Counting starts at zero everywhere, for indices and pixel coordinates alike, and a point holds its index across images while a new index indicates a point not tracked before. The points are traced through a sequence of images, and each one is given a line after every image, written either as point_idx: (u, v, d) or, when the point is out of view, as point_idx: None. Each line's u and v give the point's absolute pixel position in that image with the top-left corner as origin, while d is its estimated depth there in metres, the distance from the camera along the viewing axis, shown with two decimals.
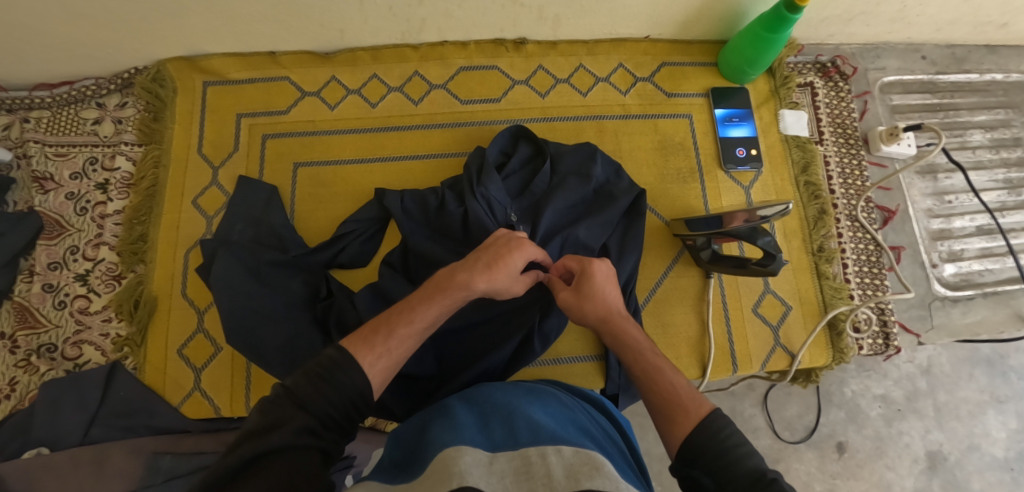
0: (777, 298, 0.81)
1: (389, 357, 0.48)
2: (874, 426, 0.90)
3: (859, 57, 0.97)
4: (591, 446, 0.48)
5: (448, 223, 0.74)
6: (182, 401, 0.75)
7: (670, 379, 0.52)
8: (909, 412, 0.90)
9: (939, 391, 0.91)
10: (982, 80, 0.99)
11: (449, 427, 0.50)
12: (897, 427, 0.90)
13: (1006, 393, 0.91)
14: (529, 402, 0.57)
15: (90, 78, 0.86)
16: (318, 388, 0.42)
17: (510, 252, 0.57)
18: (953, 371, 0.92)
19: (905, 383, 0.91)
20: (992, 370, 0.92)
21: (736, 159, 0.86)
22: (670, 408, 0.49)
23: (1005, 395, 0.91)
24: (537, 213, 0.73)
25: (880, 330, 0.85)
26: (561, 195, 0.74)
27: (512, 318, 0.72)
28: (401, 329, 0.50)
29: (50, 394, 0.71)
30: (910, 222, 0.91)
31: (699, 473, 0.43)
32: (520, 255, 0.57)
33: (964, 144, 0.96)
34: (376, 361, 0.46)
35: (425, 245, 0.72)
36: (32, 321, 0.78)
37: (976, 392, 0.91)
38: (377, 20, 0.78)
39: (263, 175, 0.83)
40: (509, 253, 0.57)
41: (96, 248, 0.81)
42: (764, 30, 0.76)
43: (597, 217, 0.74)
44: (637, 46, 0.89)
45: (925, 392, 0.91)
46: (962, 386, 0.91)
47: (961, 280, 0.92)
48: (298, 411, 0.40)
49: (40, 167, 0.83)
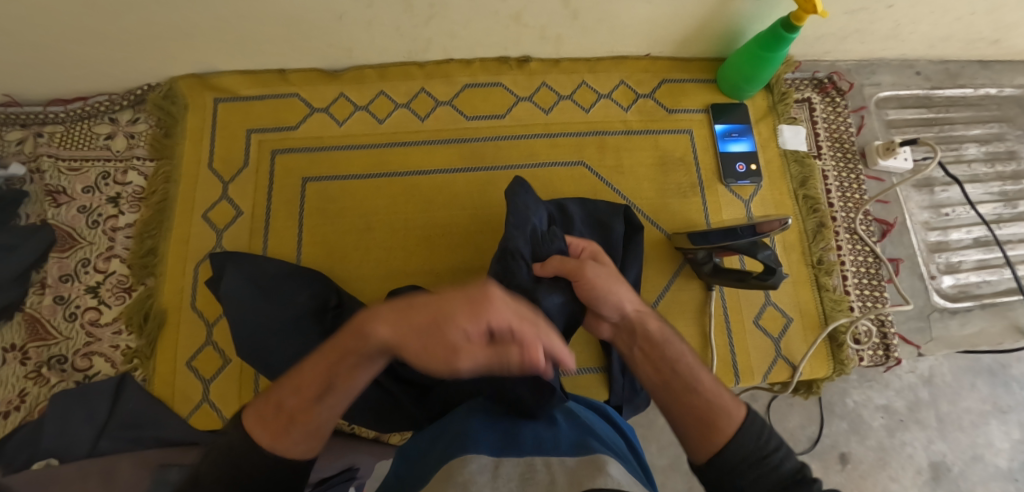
0: (777, 310, 0.83)
1: (302, 434, 0.43)
2: (878, 436, 0.90)
3: (854, 73, 0.99)
4: (596, 448, 0.49)
5: None
6: (191, 412, 0.76)
7: (695, 387, 0.51)
8: (912, 423, 0.91)
9: (942, 401, 0.92)
10: (975, 95, 1.01)
11: (459, 441, 0.50)
12: (900, 437, 0.90)
13: (1008, 404, 0.92)
14: (547, 411, 0.59)
15: (103, 94, 0.88)
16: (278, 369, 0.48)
17: (465, 306, 0.37)
18: (955, 381, 0.92)
19: (907, 393, 0.92)
20: (994, 380, 0.93)
21: (736, 174, 0.87)
22: (697, 426, 0.48)
23: (1008, 405, 0.92)
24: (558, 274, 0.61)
25: (880, 341, 0.85)
26: None
27: None
28: (307, 394, 0.44)
29: (61, 405, 0.72)
30: (907, 234, 0.93)
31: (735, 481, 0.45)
32: (474, 315, 0.37)
33: (960, 158, 0.97)
34: (277, 440, 0.43)
35: None
36: (43, 333, 0.79)
37: (979, 402, 0.92)
38: (385, 40, 0.81)
39: (272, 190, 0.85)
40: (464, 307, 0.38)
41: (107, 260, 0.82)
42: (761, 48, 0.78)
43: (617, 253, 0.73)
44: (638, 63, 0.90)
45: (928, 403, 0.91)
46: (964, 396, 0.92)
47: (959, 291, 0.93)
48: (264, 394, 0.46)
49: (53, 181, 0.85)
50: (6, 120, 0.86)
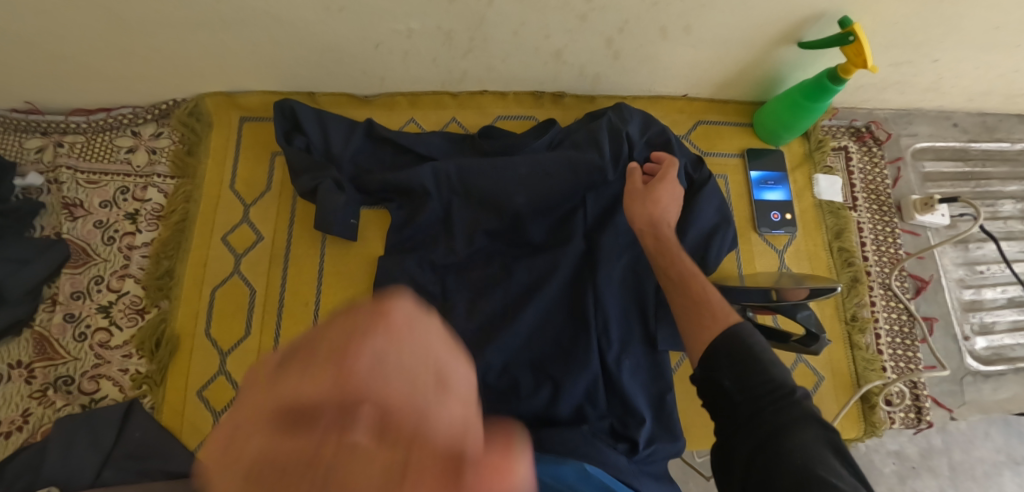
0: (809, 368, 0.80)
1: None
2: (889, 482, 0.85)
3: (892, 122, 0.96)
4: None
5: (535, 269, 0.76)
6: (199, 445, 0.73)
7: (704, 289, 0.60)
8: (924, 470, 0.86)
9: (954, 449, 0.88)
10: (1013, 150, 0.99)
11: None
12: (911, 484, 0.85)
13: (1022, 455, 0.89)
14: (568, 486, 0.48)
15: (126, 107, 0.87)
16: (479, 245, 0.77)
17: None
18: (969, 429, 0.89)
19: (920, 440, 0.87)
20: (1009, 429, 0.90)
21: (770, 223, 0.85)
22: (693, 322, 0.58)
23: (1022, 457, 0.89)
24: (627, 481, 0.61)
25: (912, 403, 0.82)
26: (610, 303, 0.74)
27: (573, 257, 0.76)
28: None
29: (66, 429, 0.70)
30: (942, 292, 0.89)
31: (722, 378, 0.50)
32: None
33: (996, 215, 0.94)
34: None
35: (515, 275, 0.76)
36: (51, 353, 0.76)
37: (992, 451, 0.88)
38: (420, 70, 0.79)
39: (293, 217, 0.82)
40: None
41: (121, 279, 0.80)
42: (804, 97, 0.76)
43: (613, 303, 0.74)
44: (675, 103, 0.89)
45: (941, 449, 0.87)
46: (977, 445, 0.88)
47: (992, 354, 0.90)
48: (475, 244, 0.77)
49: (71, 194, 0.83)
50: (27, 127, 0.85)
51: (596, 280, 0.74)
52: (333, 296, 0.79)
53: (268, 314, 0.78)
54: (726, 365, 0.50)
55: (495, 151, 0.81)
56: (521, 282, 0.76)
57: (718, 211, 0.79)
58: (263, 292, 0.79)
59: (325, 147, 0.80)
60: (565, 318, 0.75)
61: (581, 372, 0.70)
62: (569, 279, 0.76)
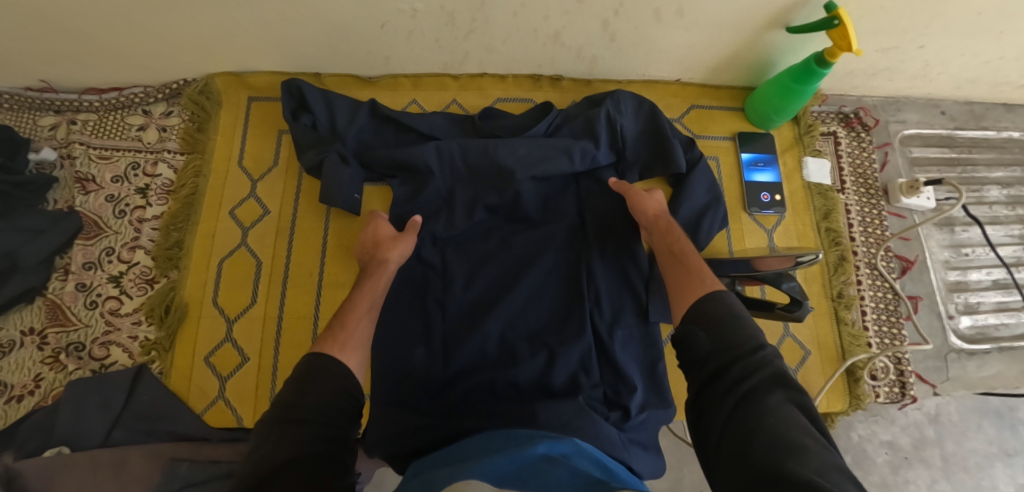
0: (796, 342, 0.82)
1: None
2: (881, 472, 0.86)
3: (880, 109, 0.99)
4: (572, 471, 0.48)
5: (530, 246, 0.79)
6: (206, 409, 0.75)
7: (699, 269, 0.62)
8: (916, 461, 0.88)
9: (948, 441, 0.89)
10: (999, 137, 1.01)
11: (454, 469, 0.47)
12: (904, 474, 0.87)
13: (1013, 446, 0.89)
14: (566, 458, 0.49)
15: (138, 86, 0.90)
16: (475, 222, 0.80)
17: None
18: (962, 421, 0.90)
19: (912, 430, 0.89)
20: (1001, 422, 0.90)
21: (760, 203, 0.87)
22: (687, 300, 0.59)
23: (1014, 449, 0.89)
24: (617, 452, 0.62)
25: (896, 378, 0.84)
26: (603, 277, 0.77)
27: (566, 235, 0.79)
28: None
29: (76, 391, 0.72)
30: (928, 273, 0.92)
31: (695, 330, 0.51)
32: None
33: (982, 199, 0.97)
34: None
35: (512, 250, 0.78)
36: (63, 319, 0.79)
37: (985, 444, 0.89)
38: (423, 51, 0.83)
39: (300, 192, 0.85)
40: None
41: (132, 251, 0.83)
42: (793, 80, 0.79)
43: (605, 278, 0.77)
44: (668, 88, 0.92)
45: (934, 441, 0.88)
46: (970, 437, 0.89)
47: (976, 333, 0.92)
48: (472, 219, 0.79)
49: (83, 169, 0.86)
50: (41, 105, 0.88)
51: (590, 255, 0.78)
52: (337, 267, 0.81)
53: (273, 284, 0.80)
54: (699, 319, 0.52)
55: (493, 132, 0.84)
56: (518, 257, 0.78)
57: (709, 190, 0.82)
58: (269, 264, 0.82)
59: (330, 124, 0.83)
60: (561, 292, 0.77)
61: (576, 342, 0.72)
62: (562, 254, 0.79)
